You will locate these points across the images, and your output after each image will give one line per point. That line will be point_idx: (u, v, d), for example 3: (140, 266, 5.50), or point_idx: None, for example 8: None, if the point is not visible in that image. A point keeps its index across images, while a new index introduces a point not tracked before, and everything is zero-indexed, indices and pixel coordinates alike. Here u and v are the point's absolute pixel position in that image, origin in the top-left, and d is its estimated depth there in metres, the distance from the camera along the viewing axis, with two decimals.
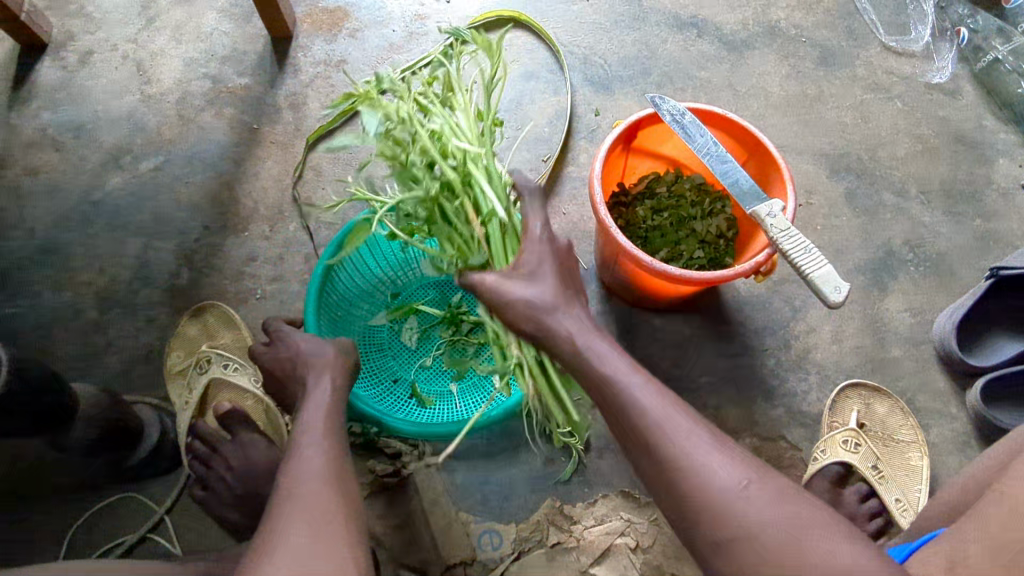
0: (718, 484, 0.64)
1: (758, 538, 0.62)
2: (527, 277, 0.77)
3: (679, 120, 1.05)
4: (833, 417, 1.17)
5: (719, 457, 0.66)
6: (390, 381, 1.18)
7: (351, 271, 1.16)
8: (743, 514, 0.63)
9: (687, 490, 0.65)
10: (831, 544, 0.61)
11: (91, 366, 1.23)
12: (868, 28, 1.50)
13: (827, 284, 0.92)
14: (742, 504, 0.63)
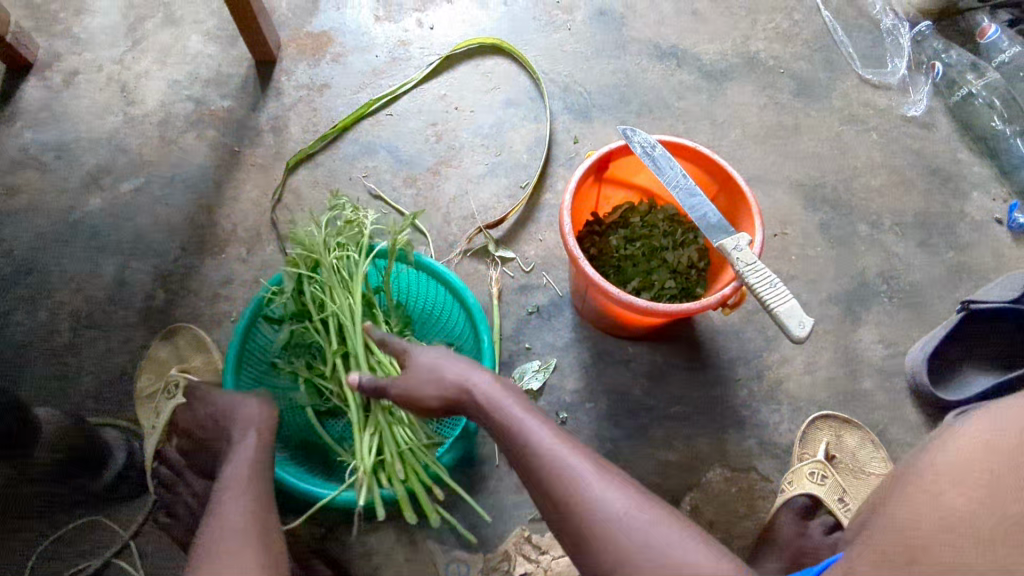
0: (596, 506, 0.70)
1: (643, 569, 0.66)
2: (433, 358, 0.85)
3: (650, 153, 1.06)
4: (804, 448, 1.18)
5: (598, 482, 0.71)
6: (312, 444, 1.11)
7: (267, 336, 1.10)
8: (629, 543, 0.67)
9: (581, 525, 0.70)
10: (692, 552, 0.66)
11: (62, 388, 1.22)
12: (846, 60, 1.52)
13: (791, 319, 0.92)
14: (618, 526, 0.68)
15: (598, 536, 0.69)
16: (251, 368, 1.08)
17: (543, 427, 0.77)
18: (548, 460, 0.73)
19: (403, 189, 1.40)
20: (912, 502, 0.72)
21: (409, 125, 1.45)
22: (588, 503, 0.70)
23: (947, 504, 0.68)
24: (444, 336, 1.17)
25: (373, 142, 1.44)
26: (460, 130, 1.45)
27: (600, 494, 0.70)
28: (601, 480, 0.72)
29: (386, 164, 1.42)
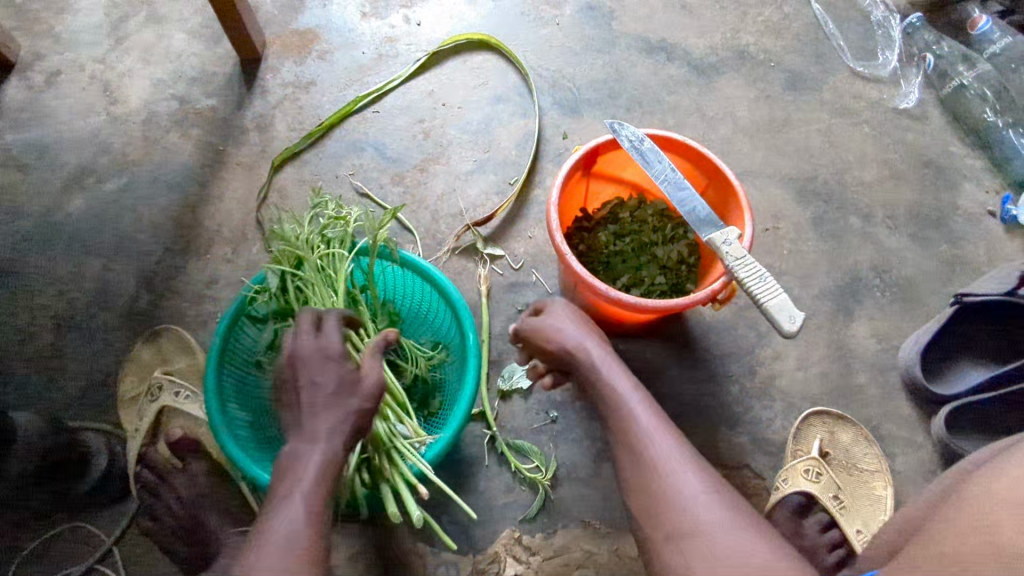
0: (675, 481, 0.76)
1: (700, 544, 0.71)
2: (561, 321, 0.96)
3: (637, 146, 1.05)
4: (797, 445, 1.16)
5: (683, 465, 0.78)
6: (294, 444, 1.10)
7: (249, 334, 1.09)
8: (694, 523, 0.73)
9: (654, 489, 0.77)
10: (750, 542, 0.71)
11: (44, 392, 1.20)
12: (836, 53, 1.51)
13: (781, 313, 0.91)
14: (691, 503, 0.75)
15: (669, 502, 0.76)
16: (235, 366, 1.06)
17: (642, 402, 0.85)
18: (642, 433, 0.81)
19: (391, 186, 1.38)
20: (964, 528, 0.72)
21: (397, 122, 1.44)
22: (665, 473, 0.77)
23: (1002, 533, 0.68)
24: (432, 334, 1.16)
25: (360, 140, 1.42)
26: (449, 127, 1.43)
27: (682, 474, 0.77)
28: (686, 462, 0.78)
29: (373, 161, 1.40)
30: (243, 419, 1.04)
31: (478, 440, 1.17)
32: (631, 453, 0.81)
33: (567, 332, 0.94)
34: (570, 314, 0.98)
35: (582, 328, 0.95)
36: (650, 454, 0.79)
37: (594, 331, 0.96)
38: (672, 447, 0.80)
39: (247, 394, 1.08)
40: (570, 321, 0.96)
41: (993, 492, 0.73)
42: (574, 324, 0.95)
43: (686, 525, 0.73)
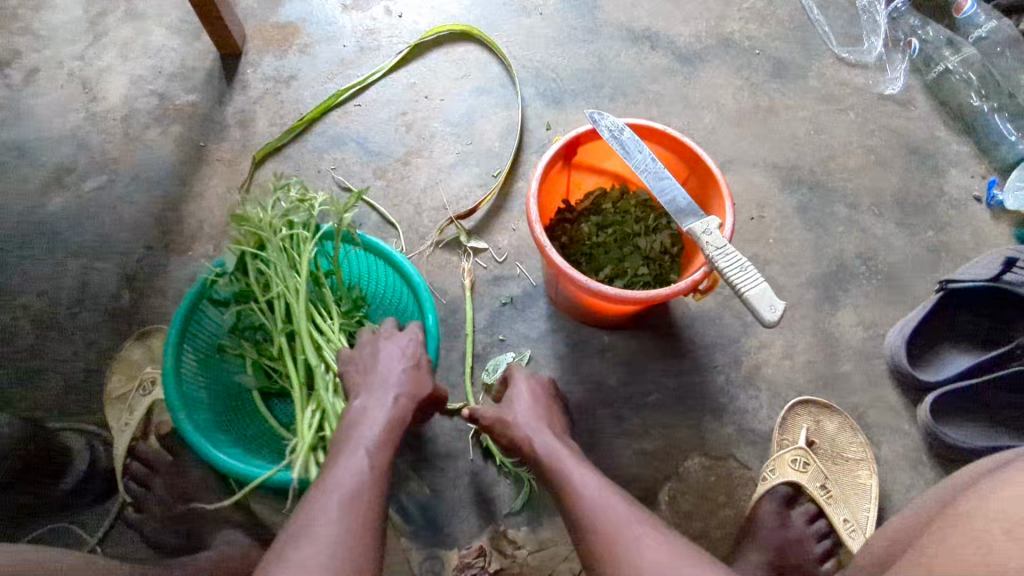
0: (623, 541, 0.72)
1: None
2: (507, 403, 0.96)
3: (617, 136, 1.04)
4: (784, 434, 1.16)
5: (630, 521, 0.74)
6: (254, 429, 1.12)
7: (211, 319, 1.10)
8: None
9: (608, 556, 0.72)
10: None
11: (27, 392, 1.19)
12: (821, 39, 1.50)
13: (763, 302, 0.90)
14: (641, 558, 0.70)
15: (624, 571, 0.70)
16: (199, 348, 1.08)
17: (583, 471, 0.82)
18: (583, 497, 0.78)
19: (373, 180, 1.37)
20: (954, 544, 0.68)
21: (379, 115, 1.42)
22: (617, 536, 0.73)
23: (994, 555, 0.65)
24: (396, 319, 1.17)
25: (342, 134, 1.41)
26: (432, 120, 1.42)
27: (629, 531, 0.73)
28: (633, 519, 0.75)
29: (355, 155, 1.39)
30: (205, 402, 1.06)
31: (462, 434, 1.16)
32: (579, 527, 0.77)
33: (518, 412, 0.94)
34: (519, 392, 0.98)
35: (532, 407, 0.95)
36: (599, 521, 0.75)
37: (545, 411, 0.96)
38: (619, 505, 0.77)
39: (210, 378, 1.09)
40: (523, 401, 0.96)
41: (990, 509, 0.69)
42: (528, 403, 0.95)
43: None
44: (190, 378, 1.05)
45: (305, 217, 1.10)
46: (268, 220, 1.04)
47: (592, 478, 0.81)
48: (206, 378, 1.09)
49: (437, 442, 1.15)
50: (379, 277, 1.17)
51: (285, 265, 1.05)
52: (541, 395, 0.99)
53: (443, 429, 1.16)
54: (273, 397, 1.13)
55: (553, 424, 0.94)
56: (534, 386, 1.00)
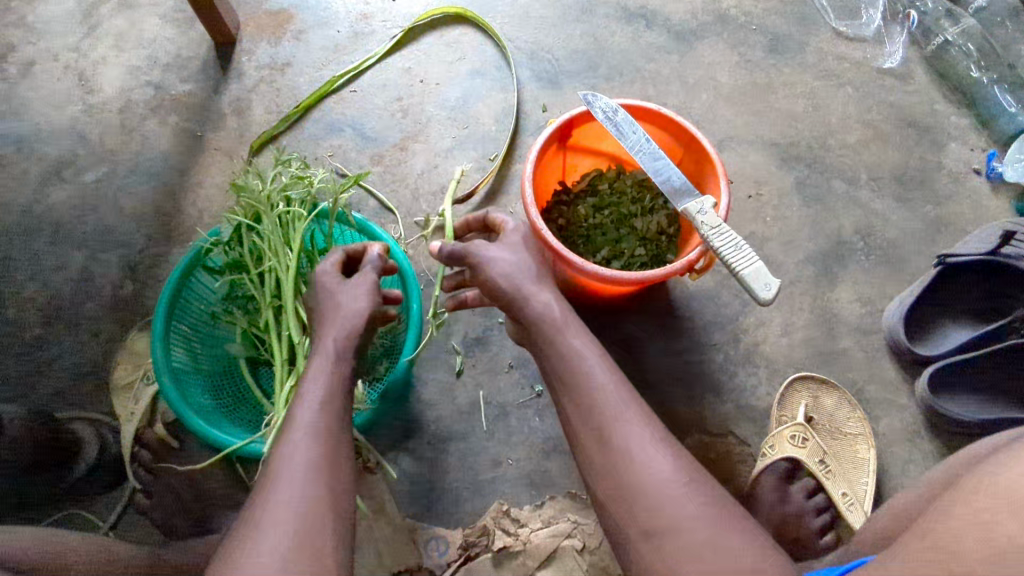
0: (650, 473, 0.74)
1: (678, 547, 0.70)
2: (507, 259, 0.91)
3: (612, 118, 1.04)
4: (783, 411, 1.17)
5: (656, 450, 0.75)
6: (241, 396, 1.17)
7: (202, 287, 1.15)
8: (672, 515, 0.71)
9: (625, 479, 0.74)
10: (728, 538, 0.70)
11: (35, 383, 1.21)
12: (819, 13, 1.48)
13: (758, 281, 0.91)
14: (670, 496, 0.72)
15: (650, 503, 0.72)
16: (191, 314, 1.13)
17: (611, 381, 0.81)
18: (612, 414, 0.78)
19: (370, 166, 1.37)
20: (959, 518, 0.67)
21: (374, 100, 1.42)
22: (636, 462, 0.74)
23: (1000, 533, 0.63)
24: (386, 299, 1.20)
25: (338, 120, 1.41)
26: (428, 104, 1.42)
27: (656, 463, 0.74)
28: (660, 448, 0.76)
29: (351, 141, 1.39)
30: (193, 368, 1.11)
31: (464, 416, 1.18)
32: (600, 436, 0.78)
33: (516, 277, 0.89)
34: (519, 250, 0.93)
35: (533, 276, 0.90)
36: (619, 443, 0.76)
37: (541, 277, 0.91)
38: (647, 431, 0.77)
39: (201, 343, 1.15)
40: (516, 261, 0.91)
41: (999, 483, 0.66)
42: (522, 269, 0.90)
43: (657, 519, 0.72)
44: (178, 344, 1.09)
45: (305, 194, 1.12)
46: (265, 194, 1.07)
47: (619, 391, 0.80)
48: (196, 342, 1.14)
49: (438, 425, 1.17)
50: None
51: (278, 239, 1.08)
52: (536, 252, 0.94)
53: (445, 412, 1.18)
54: (261, 365, 1.18)
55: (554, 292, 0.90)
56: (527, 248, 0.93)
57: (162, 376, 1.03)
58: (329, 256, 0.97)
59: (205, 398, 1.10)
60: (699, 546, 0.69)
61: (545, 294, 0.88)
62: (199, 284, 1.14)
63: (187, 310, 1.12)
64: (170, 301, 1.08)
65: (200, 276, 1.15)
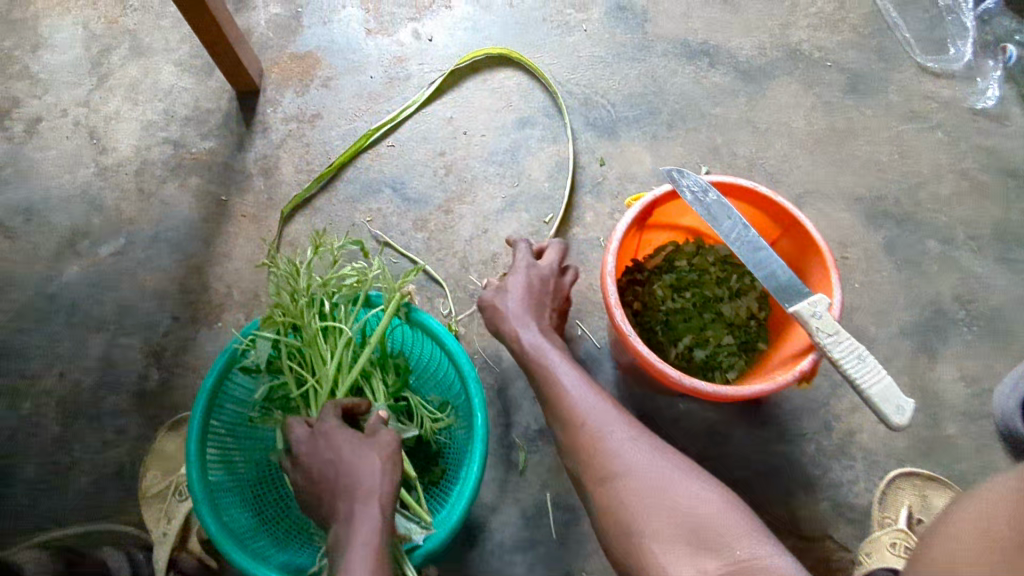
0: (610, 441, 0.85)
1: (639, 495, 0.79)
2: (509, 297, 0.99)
3: (702, 199, 0.91)
4: (885, 513, 1.07)
5: (617, 423, 0.86)
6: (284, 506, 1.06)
7: (238, 385, 1.04)
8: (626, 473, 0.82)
9: (592, 456, 0.85)
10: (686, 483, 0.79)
11: (59, 489, 1.11)
12: (902, 46, 1.34)
13: (887, 402, 0.80)
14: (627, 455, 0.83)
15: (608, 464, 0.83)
16: (224, 418, 1.02)
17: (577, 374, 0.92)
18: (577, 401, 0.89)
19: (413, 232, 1.25)
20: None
21: (415, 155, 1.29)
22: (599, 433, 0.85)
23: None
24: (438, 392, 1.11)
25: (375, 180, 1.28)
26: (472, 159, 1.29)
27: (617, 433, 0.85)
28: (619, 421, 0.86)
29: (390, 203, 1.27)
30: (230, 481, 1.01)
31: (531, 522, 1.08)
32: (566, 420, 0.89)
33: (514, 307, 0.98)
34: (519, 284, 0.99)
35: (533, 302, 0.99)
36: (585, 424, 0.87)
37: (539, 302, 1.00)
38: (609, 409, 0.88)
39: (238, 446, 1.04)
40: (517, 297, 0.98)
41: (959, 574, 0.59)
42: (530, 298, 0.99)
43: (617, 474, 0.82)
44: (213, 454, 0.99)
45: (354, 289, 1.01)
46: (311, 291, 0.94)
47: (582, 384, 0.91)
48: (232, 446, 1.03)
49: (504, 533, 1.08)
50: (426, 349, 1.11)
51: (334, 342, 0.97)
52: (545, 281, 1.01)
53: (511, 518, 1.08)
54: None
55: (543, 320, 0.99)
56: (535, 272, 1.01)
57: (199, 497, 0.92)
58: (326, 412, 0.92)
59: (245, 516, 1.00)
60: (655, 486, 0.79)
61: (534, 328, 0.96)
62: (236, 383, 1.03)
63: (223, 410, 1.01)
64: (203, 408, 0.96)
65: (235, 374, 1.03)
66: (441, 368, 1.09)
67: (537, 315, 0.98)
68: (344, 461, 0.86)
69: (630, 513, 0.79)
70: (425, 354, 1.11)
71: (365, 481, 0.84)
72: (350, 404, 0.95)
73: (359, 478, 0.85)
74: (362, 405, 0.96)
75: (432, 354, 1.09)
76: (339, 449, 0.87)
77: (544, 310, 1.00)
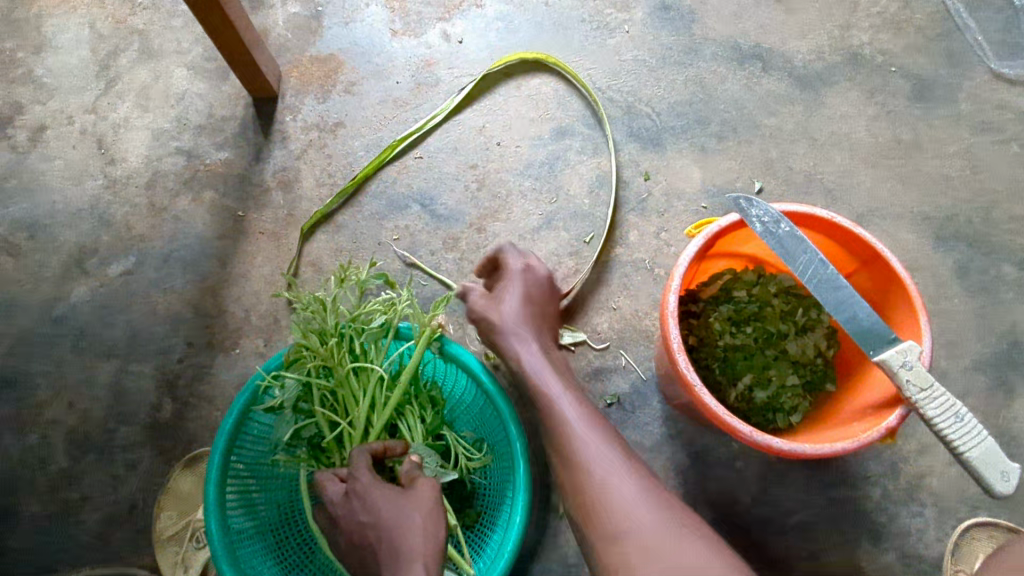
0: (611, 487, 0.76)
1: (642, 551, 0.71)
2: (501, 307, 0.92)
3: (773, 230, 0.82)
4: (957, 566, 0.99)
5: (618, 467, 0.77)
6: (307, 552, 0.98)
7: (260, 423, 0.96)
8: (626, 522, 0.73)
9: (591, 500, 0.77)
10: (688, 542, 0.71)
11: (68, 529, 1.05)
12: (972, 50, 1.23)
13: (991, 467, 0.71)
14: (628, 504, 0.74)
15: (609, 512, 0.75)
16: (246, 459, 0.94)
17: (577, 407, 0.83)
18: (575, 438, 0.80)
19: (444, 252, 1.16)
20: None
21: (444, 167, 1.20)
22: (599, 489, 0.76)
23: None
24: (474, 428, 1.03)
25: (402, 194, 1.19)
26: (506, 172, 1.20)
27: (617, 479, 0.76)
28: (621, 464, 0.78)
29: (419, 220, 1.18)
30: (251, 528, 0.93)
31: (573, 570, 1.01)
32: (564, 456, 0.81)
33: (509, 316, 0.91)
34: (512, 293, 0.92)
35: (529, 315, 0.92)
36: (583, 465, 0.78)
37: (535, 316, 0.93)
38: (611, 450, 0.79)
39: (261, 487, 0.96)
40: (510, 309, 0.92)
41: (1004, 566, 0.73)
42: (522, 305, 0.92)
43: (617, 526, 0.74)
44: (233, 500, 0.91)
45: (384, 324, 0.95)
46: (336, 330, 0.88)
47: (581, 417, 0.82)
48: (254, 489, 0.96)
49: None
50: (460, 382, 1.03)
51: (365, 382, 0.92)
52: (540, 293, 0.94)
53: (551, 566, 1.01)
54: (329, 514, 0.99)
55: (541, 335, 0.92)
56: (529, 278, 0.94)
57: (218, 551, 0.86)
58: (358, 461, 0.85)
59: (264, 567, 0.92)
60: (660, 544, 0.71)
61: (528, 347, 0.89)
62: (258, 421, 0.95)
63: (242, 451, 0.93)
64: (223, 451, 0.88)
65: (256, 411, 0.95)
66: (476, 403, 1.01)
67: (534, 329, 0.91)
68: (384, 520, 0.79)
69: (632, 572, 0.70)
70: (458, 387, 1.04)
71: (408, 542, 0.77)
72: (381, 447, 0.88)
73: (404, 536, 0.78)
74: (395, 449, 0.89)
75: (467, 388, 1.02)
76: (378, 507, 0.81)
77: (541, 327, 0.92)
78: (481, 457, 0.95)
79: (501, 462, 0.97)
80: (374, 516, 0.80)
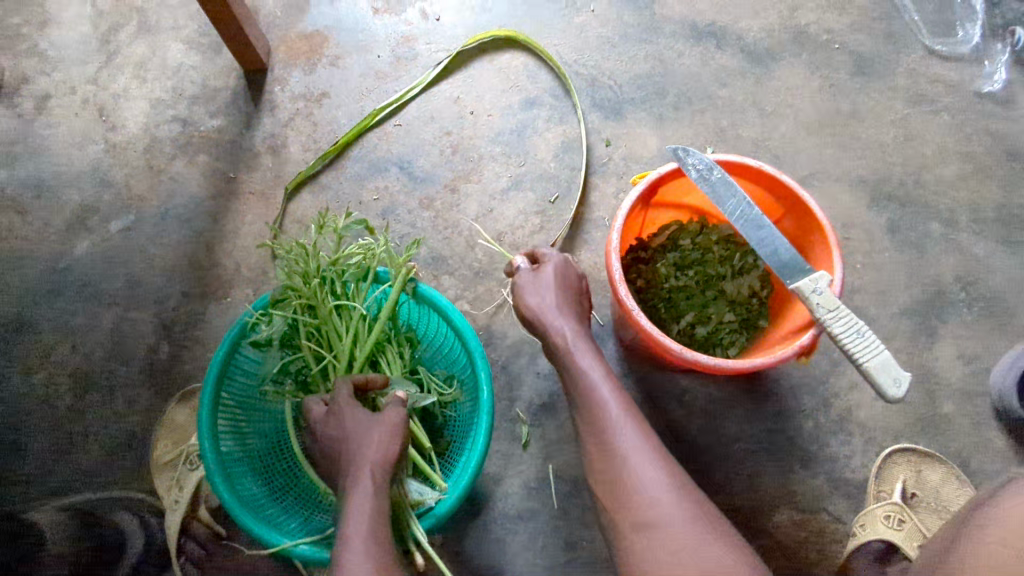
0: (636, 469, 0.80)
1: (662, 528, 0.75)
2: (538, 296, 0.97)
3: (706, 177, 0.92)
4: (880, 487, 1.09)
5: (643, 452, 0.81)
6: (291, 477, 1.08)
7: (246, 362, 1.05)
8: (647, 500, 0.77)
9: (617, 475, 0.81)
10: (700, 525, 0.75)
11: (71, 460, 1.14)
12: (910, 29, 1.34)
13: (886, 375, 0.81)
14: (653, 486, 0.78)
15: (630, 487, 0.79)
16: (234, 391, 1.04)
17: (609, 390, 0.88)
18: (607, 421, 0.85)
19: (420, 212, 1.26)
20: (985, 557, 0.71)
21: (422, 134, 1.30)
22: (622, 454, 0.81)
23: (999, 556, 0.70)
24: (446, 366, 1.12)
25: (382, 159, 1.29)
26: (479, 139, 1.30)
27: (642, 463, 0.80)
28: (647, 451, 0.81)
29: (398, 182, 1.28)
30: (239, 454, 1.02)
31: (534, 492, 1.11)
32: (595, 433, 0.85)
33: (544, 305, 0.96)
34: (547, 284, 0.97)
35: (568, 306, 0.96)
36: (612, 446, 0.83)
37: (573, 306, 0.98)
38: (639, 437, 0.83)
39: (247, 418, 1.06)
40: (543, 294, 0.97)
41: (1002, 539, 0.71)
42: (558, 297, 0.96)
43: (638, 501, 0.78)
44: (223, 427, 1.01)
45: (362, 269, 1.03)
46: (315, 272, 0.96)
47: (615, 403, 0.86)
48: (242, 419, 1.05)
49: (507, 503, 1.11)
50: (433, 324, 1.13)
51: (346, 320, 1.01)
52: (570, 286, 0.98)
53: (513, 489, 1.11)
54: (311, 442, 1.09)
55: (579, 322, 0.96)
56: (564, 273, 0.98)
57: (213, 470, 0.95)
58: (341, 388, 0.94)
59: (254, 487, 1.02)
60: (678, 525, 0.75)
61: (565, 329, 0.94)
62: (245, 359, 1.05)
63: (232, 383, 1.03)
64: (215, 381, 0.98)
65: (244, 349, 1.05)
66: (448, 344, 1.11)
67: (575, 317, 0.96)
68: (351, 431, 0.90)
69: (648, 541, 0.75)
70: (433, 329, 1.14)
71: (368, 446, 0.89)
72: (363, 379, 0.97)
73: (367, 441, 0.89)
74: (376, 381, 0.98)
75: (439, 329, 1.12)
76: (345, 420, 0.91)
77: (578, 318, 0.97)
78: (452, 391, 1.05)
79: (469, 395, 1.07)
80: (346, 430, 0.90)
